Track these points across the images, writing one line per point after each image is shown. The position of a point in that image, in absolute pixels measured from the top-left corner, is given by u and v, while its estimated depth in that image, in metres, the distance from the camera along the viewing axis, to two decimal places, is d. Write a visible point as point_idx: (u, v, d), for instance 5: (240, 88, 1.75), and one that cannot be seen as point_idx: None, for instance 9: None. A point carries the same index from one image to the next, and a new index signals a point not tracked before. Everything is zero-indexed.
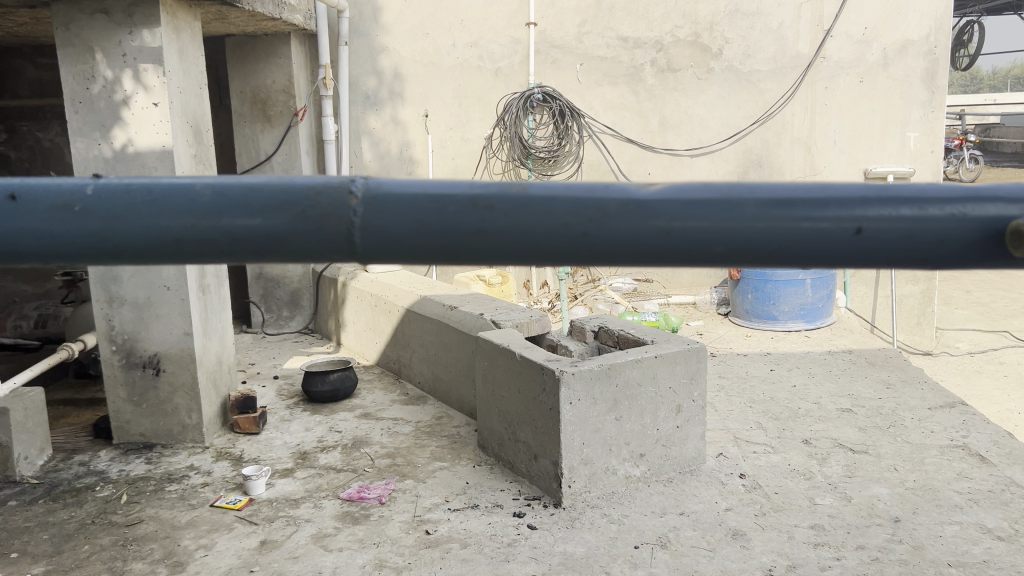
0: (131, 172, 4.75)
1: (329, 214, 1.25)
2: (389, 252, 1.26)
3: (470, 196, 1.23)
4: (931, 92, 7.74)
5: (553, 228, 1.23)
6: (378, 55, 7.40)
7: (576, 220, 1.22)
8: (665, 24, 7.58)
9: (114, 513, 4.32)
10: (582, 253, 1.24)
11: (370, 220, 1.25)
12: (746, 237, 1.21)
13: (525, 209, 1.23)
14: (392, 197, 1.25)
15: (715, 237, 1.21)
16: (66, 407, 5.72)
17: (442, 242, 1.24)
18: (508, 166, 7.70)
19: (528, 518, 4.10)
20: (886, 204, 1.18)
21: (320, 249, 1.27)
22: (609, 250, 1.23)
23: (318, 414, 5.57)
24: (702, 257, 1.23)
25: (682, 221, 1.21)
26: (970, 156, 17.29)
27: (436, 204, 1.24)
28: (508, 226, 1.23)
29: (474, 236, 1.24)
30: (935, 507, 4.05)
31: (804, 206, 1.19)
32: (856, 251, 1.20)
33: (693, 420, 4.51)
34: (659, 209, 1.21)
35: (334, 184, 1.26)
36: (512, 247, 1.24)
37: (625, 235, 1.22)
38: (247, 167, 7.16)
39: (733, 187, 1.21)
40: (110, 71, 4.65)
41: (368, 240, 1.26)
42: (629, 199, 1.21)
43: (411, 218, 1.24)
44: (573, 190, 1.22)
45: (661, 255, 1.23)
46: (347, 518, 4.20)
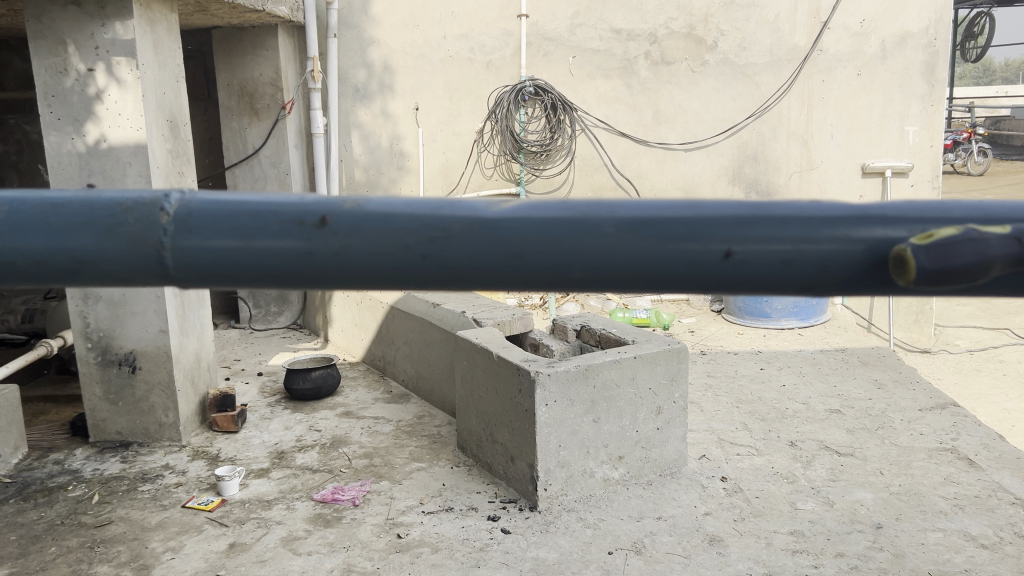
0: (105, 167, 4.67)
1: (137, 233, 1.09)
2: (206, 276, 1.10)
3: (295, 213, 1.07)
4: (930, 86, 7.58)
5: (388, 251, 1.07)
6: (367, 47, 7.30)
7: (415, 240, 1.07)
8: (659, 16, 7.45)
9: (84, 513, 4.26)
10: (422, 278, 1.08)
11: (184, 241, 1.08)
12: (606, 259, 1.05)
13: (359, 227, 1.07)
14: (206, 214, 1.08)
15: (571, 263, 1.06)
16: (45, 403, 5.66)
17: (265, 266, 1.08)
18: (499, 160, 7.59)
19: (502, 522, 4.02)
20: (763, 224, 1.04)
21: (129, 273, 1.10)
22: (453, 274, 1.08)
23: (299, 412, 5.50)
24: (557, 284, 1.08)
25: (536, 245, 1.06)
26: (978, 150, 17.14)
27: (255, 221, 1.07)
28: (337, 249, 1.07)
29: (300, 261, 1.08)
30: (919, 514, 3.94)
31: (668, 225, 1.04)
32: (731, 279, 1.05)
33: (674, 422, 4.42)
34: (512, 229, 1.06)
35: (145, 199, 1.09)
36: (344, 272, 1.08)
37: (471, 259, 1.07)
38: (234, 160, 7.11)
39: (594, 205, 1.06)
40: (83, 65, 4.58)
41: (181, 263, 1.09)
42: (476, 219, 1.06)
43: (228, 238, 1.08)
44: (412, 206, 1.07)
45: (513, 281, 1.08)
46: (319, 520, 4.13)
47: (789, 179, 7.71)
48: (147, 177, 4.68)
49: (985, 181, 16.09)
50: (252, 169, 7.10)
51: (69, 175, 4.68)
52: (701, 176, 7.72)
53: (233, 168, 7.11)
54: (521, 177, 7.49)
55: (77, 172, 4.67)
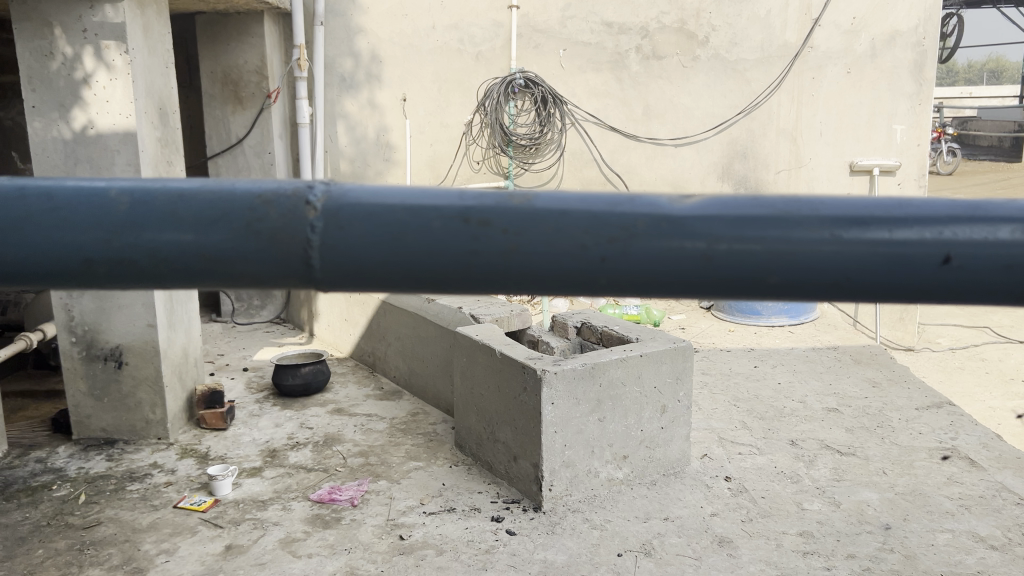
0: (92, 155, 4.51)
1: (281, 229, 0.94)
2: (355, 279, 0.95)
3: (457, 207, 0.93)
4: (918, 84, 7.60)
5: (564, 251, 0.92)
6: (355, 36, 7.17)
7: (594, 241, 0.92)
8: (650, 9, 7.38)
9: (70, 514, 4.11)
10: (597, 284, 0.94)
11: (332, 239, 0.94)
12: (809, 262, 0.91)
13: (531, 225, 0.92)
14: (358, 209, 0.94)
15: (767, 266, 0.92)
16: (23, 399, 5.48)
17: (414, 267, 0.94)
18: (488, 153, 7.49)
19: (506, 523, 3.93)
20: (983, 223, 0.90)
21: (272, 277, 0.95)
22: (633, 282, 0.94)
23: (288, 409, 5.37)
24: (751, 290, 0.94)
25: (732, 245, 0.92)
26: (948, 149, 17.36)
27: (412, 217, 0.93)
28: (504, 249, 0.93)
29: (458, 264, 0.93)
30: (926, 514, 3.94)
31: (875, 224, 0.90)
32: (949, 287, 0.92)
33: (678, 421, 4.36)
34: (702, 229, 0.92)
35: (287, 190, 0.95)
36: (509, 276, 0.94)
37: (655, 262, 0.93)
38: (217, 149, 6.94)
39: (794, 202, 0.92)
40: (70, 48, 4.41)
41: (328, 263, 0.95)
42: (661, 216, 0.92)
43: (377, 235, 0.93)
44: (589, 202, 0.93)
45: (703, 287, 0.94)
46: (318, 521, 4.01)
47: (777, 175, 7.68)
48: (136, 166, 4.52)
49: (957, 181, 16.22)
50: (236, 159, 6.94)
51: (54, 163, 4.51)
52: (690, 172, 7.67)
53: (216, 157, 6.94)
54: (510, 170, 7.39)
55: (63, 160, 4.50)
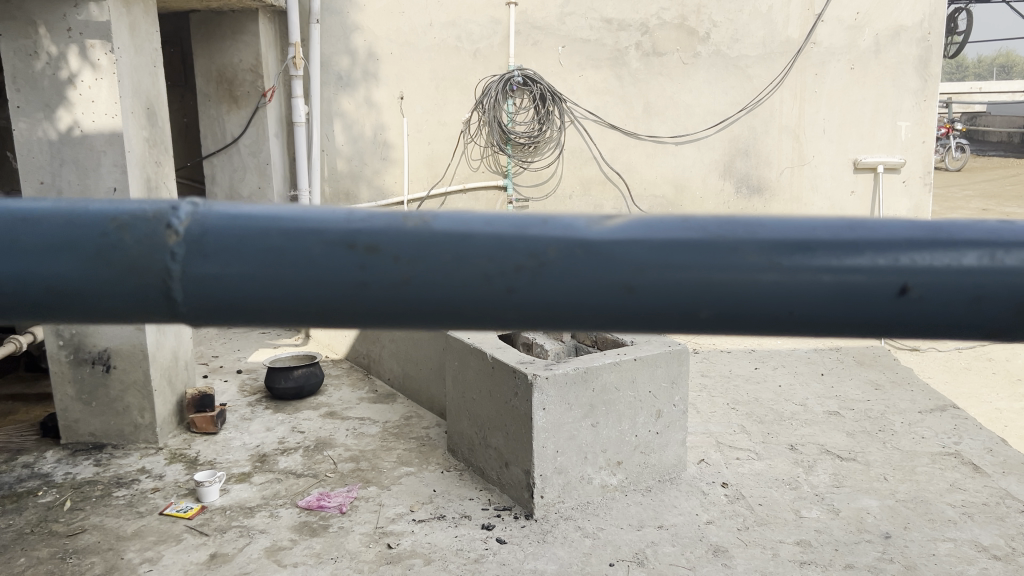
0: (78, 156, 4.44)
1: (137, 258, 0.82)
2: (227, 313, 0.84)
3: (343, 231, 0.81)
4: (923, 81, 7.48)
5: (457, 284, 0.81)
6: (351, 34, 7.09)
7: (499, 270, 0.81)
8: (650, 5, 7.26)
9: (55, 521, 4.04)
10: (503, 318, 0.84)
11: (198, 268, 0.82)
12: (751, 293, 0.81)
13: (430, 252, 0.81)
14: (224, 233, 0.82)
15: (698, 300, 0.81)
16: (14, 403, 5.42)
17: (292, 302, 0.82)
18: (486, 152, 7.40)
19: (497, 531, 3.85)
20: (944, 250, 0.80)
21: (130, 310, 0.84)
22: (548, 316, 0.84)
23: (281, 412, 5.30)
24: (678, 324, 0.83)
25: (657, 277, 0.81)
26: (957, 145, 17.18)
27: (288, 244, 0.81)
28: (394, 281, 0.82)
29: (341, 298, 0.82)
30: (928, 522, 3.84)
31: (823, 250, 0.80)
32: (905, 321, 0.82)
33: (674, 426, 4.27)
34: (624, 256, 0.81)
35: (144, 212, 0.83)
36: (399, 309, 0.83)
37: (570, 295, 0.82)
38: (212, 149, 6.87)
39: (734, 224, 0.81)
40: (55, 47, 4.33)
41: (196, 295, 0.83)
42: (580, 240, 0.81)
43: (249, 264, 0.81)
44: (493, 225, 0.82)
45: (630, 320, 0.83)
46: (305, 528, 3.93)
47: (780, 174, 7.58)
48: (123, 167, 4.45)
49: (965, 176, 16.05)
50: (231, 159, 6.87)
51: (40, 164, 4.45)
52: (691, 171, 7.57)
53: (212, 157, 6.88)
54: (509, 170, 7.34)
55: (48, 161, 4.45)
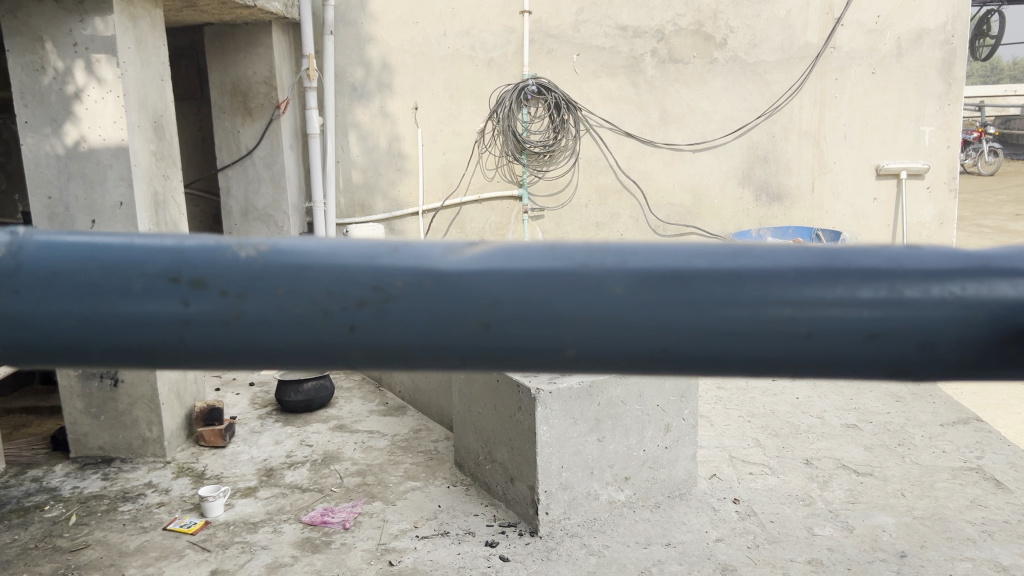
0: (85, 170, 4.45)
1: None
2: (46, 353, 0.84)
3: (170, 266, 0.82)
4: (947, 84, 7.32)
5: (295, 320, 0.81)
6: (365, 45, 7.10)
7: (340, 305, 0.81)
8: (666, 12, 7.17)
9: (59, 536, 4.02)
10: (350, 357, 0.83)
11: (5, 306, 0.82)
12: (621, 326, 0.80)
13: (265, 284, 0.81)
14: (37, 265, 0.82)
15: (563, 339, 0.81)
16: (27, 416, 5.45)
17: (121, 341, 0.83)
18: (501, 161, 7.34)
19: (500, 548, 3.78)
20: (836, 283, 0.80)
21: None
22: (398, 356, 0.83)
23: (290, 425, 5.28)
24: (545, 363, 0.83)
25: (513, 313, 0.80)
26: (989, 149, 16.83)
27: (110, 278, 0.82)
28: (226, 316, 0.82)
29: (172, 336, 0.83)
30: (946, 541, 3.71)
31: (692, 277, 0.80)
32: (795, 359, 0.81)
33: (683, 440, 4.17)
34: (480, 290, 0.81)
35: None
36: (235, 349, 0.83)
37: (415, 330, 0.82)
38: (227, 162, 6.81)
39: (594, 255, 0.81)
40: (62, 62, 4.34)
41: (5, 332, 0.83)
42: (427, 272, 0.81)
43: (65, 300, 0.82)
44: (336, 253, 0.82)
45: (486, 359, 0.83)
46: (307, 545, 3.89)
47: (800, 181, 7.46)
48: (129, 181, 4.44)
49: (994, 181, 15.76)
50: (245, 171, 6.83)
51: (48, 179, 4.47)
52: (709, 178, 7.46)
53: (226, 169, 6.82)
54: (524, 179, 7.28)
55: (56, 175, 4.46)
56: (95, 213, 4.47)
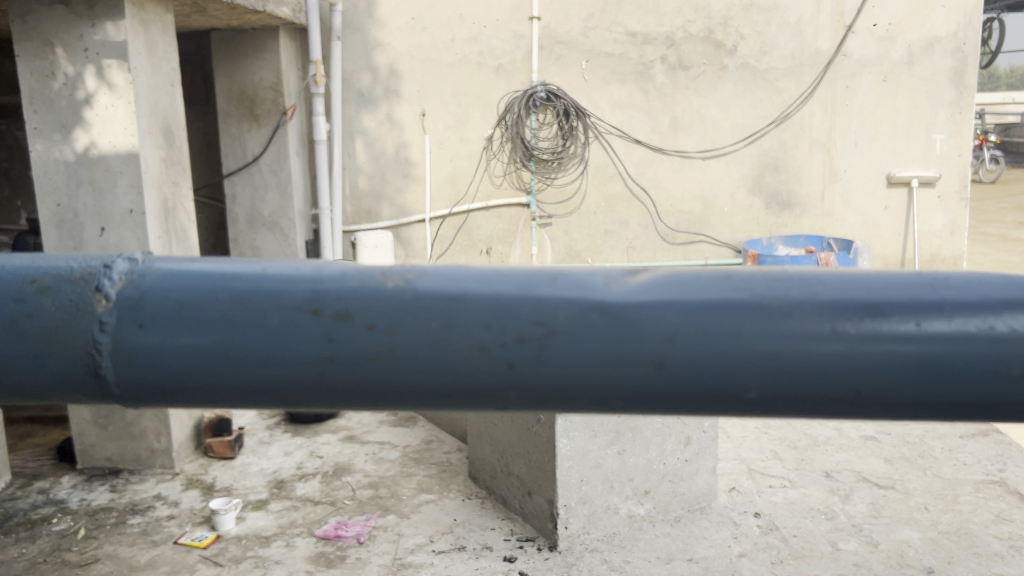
0: (95, 176, 4.38)
1: (56, 328, 0.81)
2: (172, 393, 0.82)
3: (309, 297, 0.79)
4: (958, 92, 7.28)
5: (452, 356, 0.78)
6: (373, 51, 7.05)
7: (500, 340, 0.78)
8: (676, 18, 7.12)
9: (68, 550, 3.94)
10: (507, 397, 0.81)
11: (136, 340, 0.80)
12: (811, 368, 0.76)
13: (416, 316, 0.78)
14: (159, 296, 0.81)
15: (745, 380, 0.77)
16: (32, 426, 5.38)
17: (259, 381, 0.80)
18: (509, 168, 7.28)
19: (519, 563, 3.71)
20: None
21: (54, 386, 0.83)
22: (562, 394, 0.80)
23: (299, 436, 5.20)
24: (720, 405, 0.79)
25: (687, 349, 0.77)
26: (990, 157, 16.80)
27: (242, 311, 0.79)
28: (371, 353, 0.79)
29: (312, 374, 0.79)
30: (973, 557, 3.65)
31: (873, 314, 0.75)
32: (989, 400, 0.75)
33: (704, 453, 4.09)
34: (652, 325, 0.77)
35: (75, 275, 0.82)
36: (387, 388, 0.80)
37: (582, 369, 0.78)
38: (233, 168, 6.73)
39: (773, 286, 0.77)
40: (72, 67, 4.27)
41: (132, 371, 0.81)
42: (593, 304, 0.78)
43: (194, 335, 0.79)
44: (490, 285, 0.78)
45: (655, 398, 0.79)
46: (322, 559, 3.81)
47: (810, 189, 7.41)
48: (139, 188, 4.37)
49: (995, 189, 15.77)
50: (252, 177, 6.75)
51: (57, 185, 4.41)
52: (719, 186, 7.42)
53: (232, 176, 6.74)
54: (532, 186, 7.22)
55: (65, 181, 4.40)
56: (104, 220, 4.39)
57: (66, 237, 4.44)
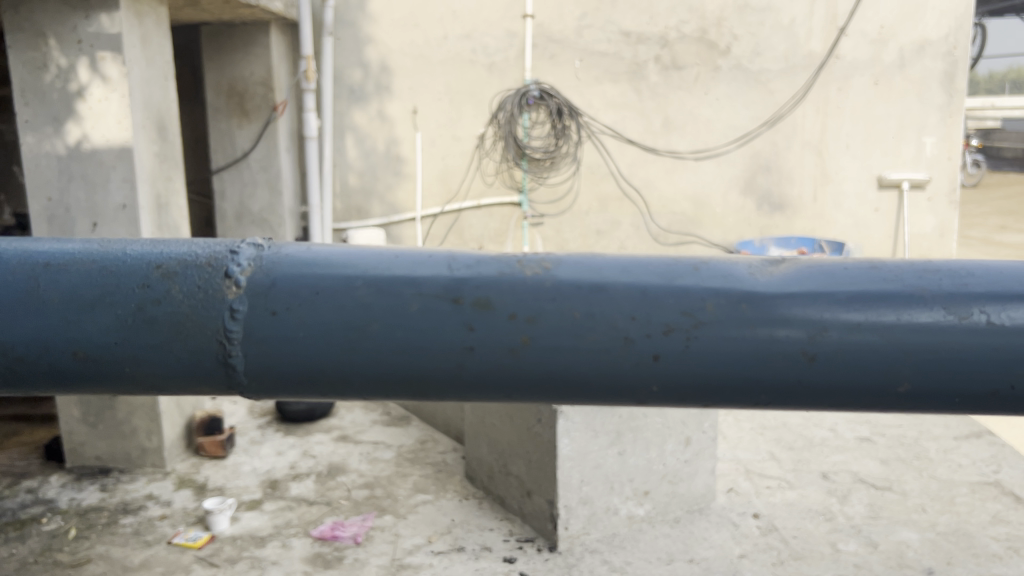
0: (87, 170, 4.30)
1: (185, 315, 0.85)
2: (304, 381, 0.87)
3: (454, 284, 0.84)
4: (949, 96, 7.35)
5: (604, 347, 0.83)
6: (364, 46, 6.99)
7: (654, 331, 0.83)
8: (670, 18, 7.11)
9: (59, 550, 3.87)
10: (654, 388, 0.86)
11: (269, 327, 0.84)
12: (961, 361, 0.81)
13: (571, 305, 0.83)
14: (292, 282, 0.85)
15: (896, 375, 0.83)
16: (18, 424, 5.29)
17: (410, 368, 0.85)
18: (502, 167, 7.25)
19: (520, 564, 3.68)
20: None
21: (177, 374, 0.87)
22: (703, 384, 0.85)
23: (291, 436, 5.15)
24: (859, 394, 0.85)
25: (840, 343, 0.82)
26: (973, 159, 16.90)
27: (381, 298, 0.83)
28: (513, 343, 0.84)
29: (459, 363, 0.85)
30: (972, 558, 3.65)
31: (1022, 302, 0.80)
32: None
33: (703, 454, 4.08)
34: (803, 317, 0.81)
35: (200, 261, 0.86)
36: (534, 375, 0.85)
37: (722, 361, 0.83)
38: (222, 164, 6.64)
39: (919, 277, 0.82)
40: (65, 59, 4.20)
41: (264, 360, 0.86)
42: (741, 294, 0.82)
43: (330, 322, 0.84)
44: (635, 275, 0.83)
45: (795, 389, 0.85)
46: (318, 560, 3.76)
47: (801, 191, 7.43)
48: (133, 182, 4.30)
49: (978, 194, 15.90)
50: (242, 173, 6.66)
51: (48, 180, 4.33)
52: (711, 187, 7.42)
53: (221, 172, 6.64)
54: (525, 185, 7.20)
55: (56, 176, 4.32)
56: (96, 215, 4.32)
57: (57, 233, 4.37)
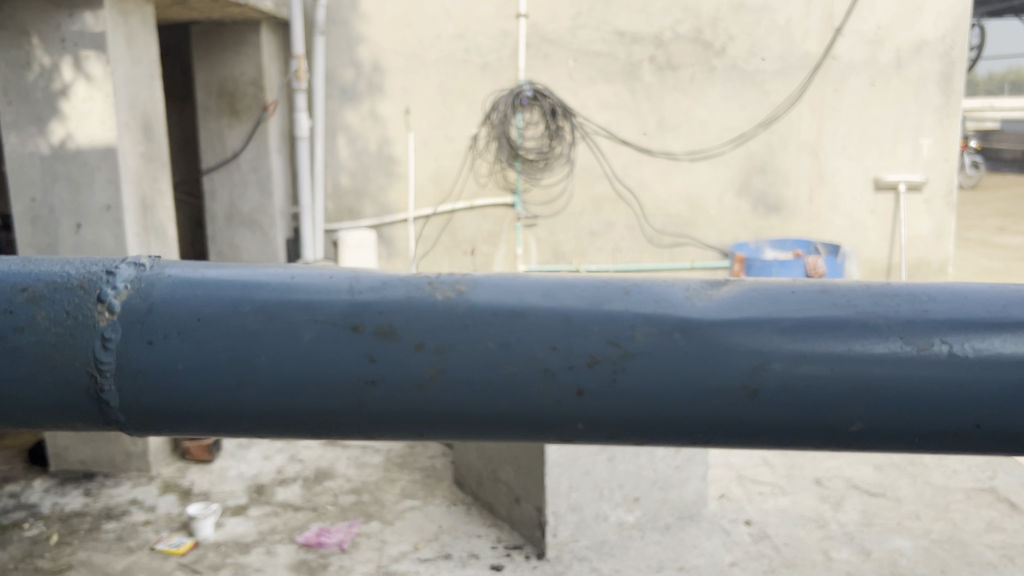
0: (71, 170, 4.24)
1: (52, 344, 0.87)
2: (190, 414, 0.88)
3: (349, 312, 0.85)
4: (946, 97, 7.31)
5: (515, 381, 0.84)
6: (356, 45, 6.92)
7: (567, 364, 0.83)
8: (665, 18, 7.06)
9: (40, 556, 3.81)
10: (579, 425, 0.87)
11: (144, 357, 0.86)
12: (923, 395, 0.82)
13: (491, 334, 0.84)
14: (170, 307, 0.87)
15: (851, 412, 0.83)
16: None
17: (321, 403, 0.86)
18: (495, 168, 7.19)
19: (507, 572, 3.62)
20: None
21: (47, 404, 0.89)
22: (637, 420, 0.86)
23: (279, 440, 5.09)
24: (819, 431, 0.85)
25: (783, 377, 0.82)
26: (973, 160, 16.81)
27: (269, 326, 0.85)
28: (419, 377, 0.85)
29: (356, 394, 0.86)
30: (966, 566, 3.60)
31: (988, 332, 0.80)
32: None
33: (695, 460, 4.02)
34: (747, 350, 0.82)
35: (70, 287, 0.88)
36: (446, 408, 0.86)
37: (647, 395, 0.84)
38: (212, 164, 6.58)
39: (865, 306, 0.83)
40: (48, 58, 4.14)
41: (144, 391, 0.87)
42: (674, 325, 0.83)
43: (214, 352, 0.85)
44: (553, 300, 0.84)
45: (731, 424, 0.85)
46: (302, 567, 3.70)
47: (796, 193, 7.38)
48: (117, 183, 4.24)
49: (977, 194, 15.80)
50: (232, 174, 6.60)
51: (31, 181, 4.28)
52: (706, 188, 7.36)
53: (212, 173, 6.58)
54: (518, 186, 7.15)
55: (40, 176, 4.27)
56: (80, 216, 4.26)
57: (40, 234, 4.31)
